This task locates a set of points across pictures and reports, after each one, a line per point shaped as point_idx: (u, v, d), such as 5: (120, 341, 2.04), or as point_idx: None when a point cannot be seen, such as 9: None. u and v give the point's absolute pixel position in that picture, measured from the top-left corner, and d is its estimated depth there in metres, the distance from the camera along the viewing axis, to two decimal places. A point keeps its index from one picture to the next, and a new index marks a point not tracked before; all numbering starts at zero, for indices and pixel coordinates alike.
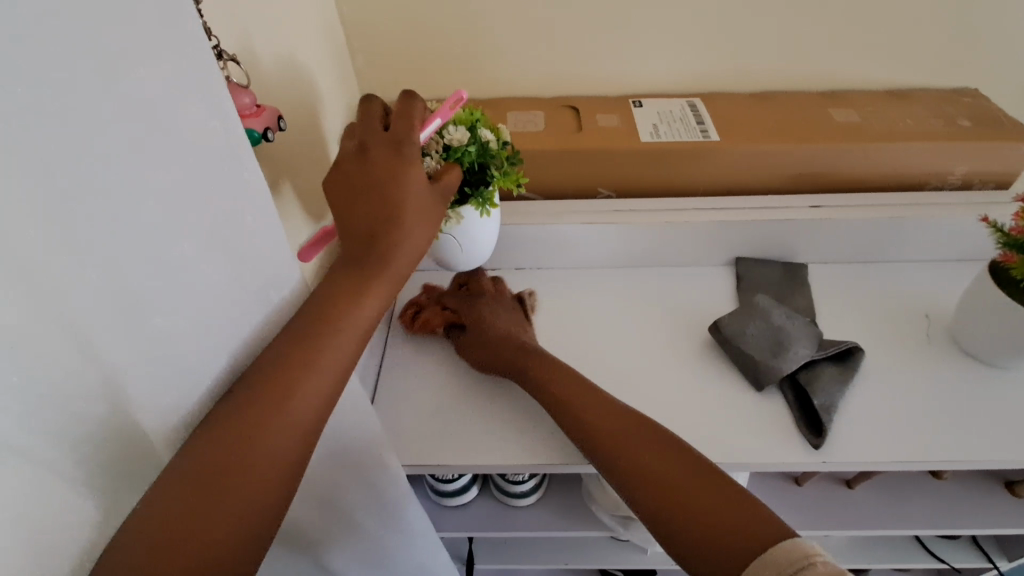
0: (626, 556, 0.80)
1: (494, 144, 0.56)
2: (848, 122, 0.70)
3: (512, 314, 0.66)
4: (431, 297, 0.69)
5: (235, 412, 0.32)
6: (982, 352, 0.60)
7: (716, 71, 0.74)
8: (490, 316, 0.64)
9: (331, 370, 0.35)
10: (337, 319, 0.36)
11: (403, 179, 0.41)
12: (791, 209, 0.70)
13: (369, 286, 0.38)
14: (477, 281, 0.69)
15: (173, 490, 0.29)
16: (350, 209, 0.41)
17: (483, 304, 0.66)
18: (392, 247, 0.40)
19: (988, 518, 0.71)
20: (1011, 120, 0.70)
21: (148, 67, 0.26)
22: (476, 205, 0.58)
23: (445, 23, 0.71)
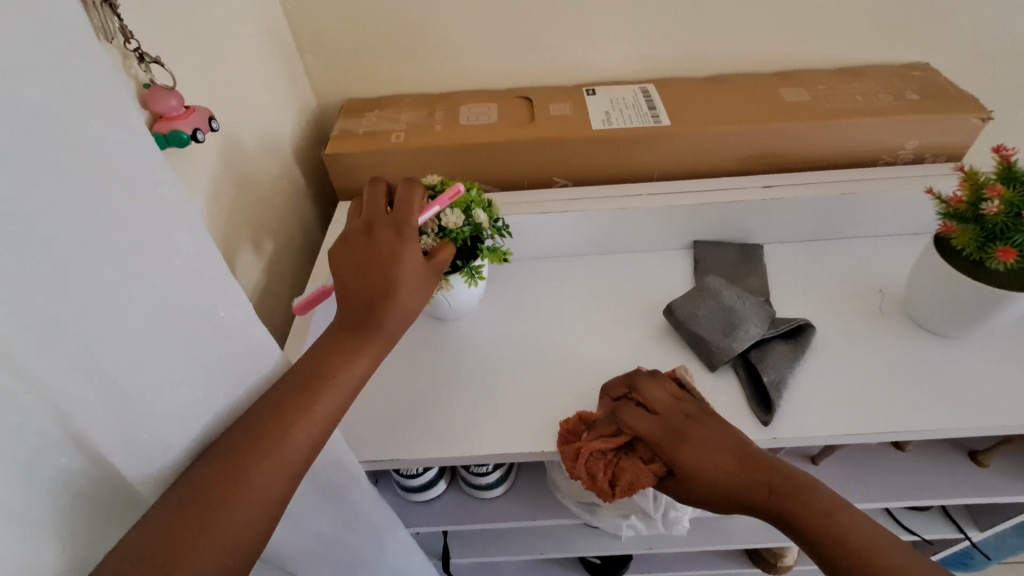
0: (599, 543, 0.81)
1: (486, 224, 0.58)
2: (797, 102, 0.71)
3: (714, 418, 0.51)
4: (609, 433, 0.54)
5: (217, 455, 0.35)
6: (931, 322, 0.61)
7: (666, 55, 0.75)
8: (700, 439, 0.49)
9: (316, 426, 0.38)
10: (328, 378, 0.40)
11: (403, 256, 0.46)
12: (743, 190, 0.71)
13: (359, 351, 0.42)
14: (646, 392, 0.54)
15: (153, 522, 0.32)
16: (353, 280, 0.45)
17: (674, 424, 0.51)
18: (383, 317, 0.43)
19: (951, 488, 0.72)
20: (959, 93, 0.70)
21: (66, 82, 0.25)
22: (465, 275, 0.59)
23: (393, 20, 0.71)
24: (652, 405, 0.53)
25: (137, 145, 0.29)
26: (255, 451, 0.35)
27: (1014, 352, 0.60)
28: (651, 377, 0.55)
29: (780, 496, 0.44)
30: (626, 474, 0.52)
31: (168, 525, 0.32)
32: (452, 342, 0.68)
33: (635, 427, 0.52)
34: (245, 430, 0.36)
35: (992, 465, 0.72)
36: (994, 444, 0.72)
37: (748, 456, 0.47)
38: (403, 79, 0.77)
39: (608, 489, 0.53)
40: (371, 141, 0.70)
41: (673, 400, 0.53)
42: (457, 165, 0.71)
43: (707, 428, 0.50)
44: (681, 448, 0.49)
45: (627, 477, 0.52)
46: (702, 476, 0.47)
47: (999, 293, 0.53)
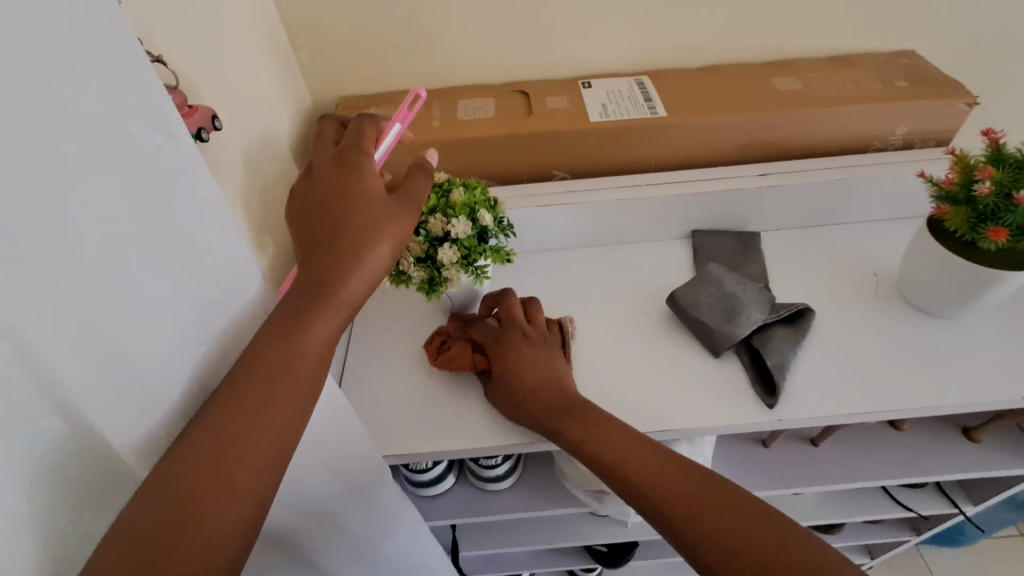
0: (606, 530, 0.82)
1: (492, 226, 0.54)
2: (790, 91, 0.72)
3: (543, 343, 0.58)
4: (456, 330, 0.63)
5: (205, 427, 0.32)
6: (926, 303, 0.62)
7: (661, 47, 0.75)
8: (519, 354, 0.57)
9: (292, 406, 0.35)
10: (291, 336, 0.36)
11: (367, 209, 0.41)
12: (740, 179, 0.71)
13: (321, 315, 0.37)
14: (506, 305, 0.61)
15: (150, 505, 0.29)
16: (317, 240, 0.41)
17: (506, 338, 0.58)
18: (344, 275, 0.39)
19: (947, 464, 0.74)
20: (947, 79, 0.72)
21: (97, 81, 0.25)
22: (471, 275, 0.55)
23: (388, 16, 0.70)
24: (503, 316, 0.60)
25: (169, 146, 0.29)
26: (245, 417, 0.33)
27: (1008, 330, 0.61)
28: (516, 298, 0.62)
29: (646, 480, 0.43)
30: (449, 356, 0.61)
31: (168, 506, 0.30)
32: None
33: (478, 330, 0.61)
34: (233, 397, 0.33)
35: (984, 440, 0.74)
36: (986, 419, 0.74)
37: (558, 383, 0.55)
38: (398, 74, 0.77)
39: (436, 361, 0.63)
40: None
41: (521, 320, 0.60)
42: (456, 158, 0.71)
43: (534, 352, 0.57)
44: (504, 356, 0.57)
45: (451, 353, 0.61)
46: (523, 377, 0.55)
47: (987, 271, 0.54)
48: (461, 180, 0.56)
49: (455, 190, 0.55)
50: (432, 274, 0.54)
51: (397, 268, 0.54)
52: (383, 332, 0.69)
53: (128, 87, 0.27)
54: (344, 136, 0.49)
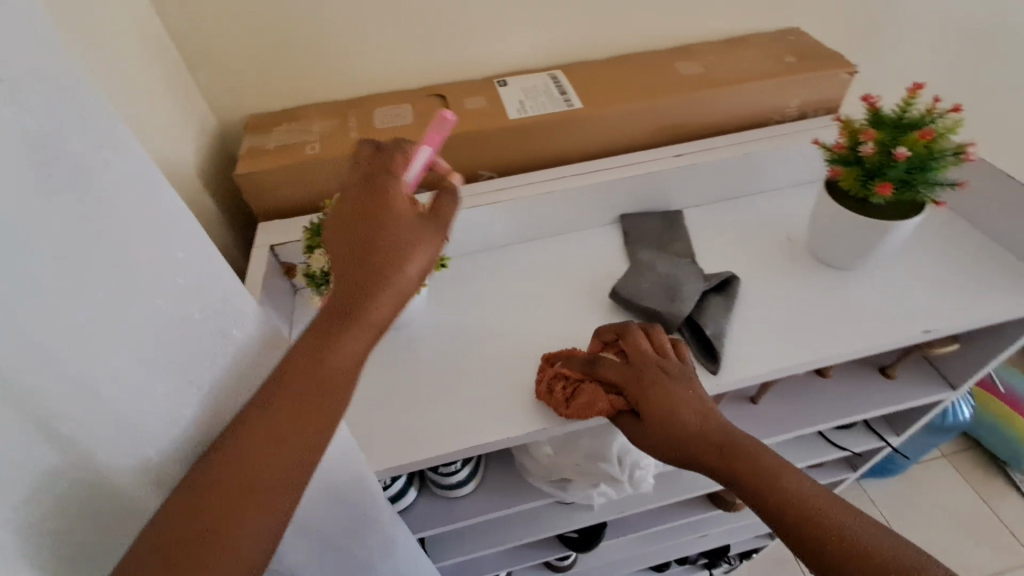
0: (572, 516, 0.84)
1: (420, 232, 0.54)
2: (693, 74, 0.76)
3: (688, 377, 0.52)
4: (584, 370, 0.57)
5: (210, 464, 0.33)
6: (833, 258, 0.67)
7: (571, 41, 0.77)
8: (665, 384, 0.51)
9: (306, 443, 0.35)
10: (312, 367, 0.36)
11: (397, 233, 0.40)
12: (657, 161, 0.74)
13: (343, 342, 0.37)
14: (634, 340, 0.56)
15: (158, 528, 0.31)
16: (346, 261, 0.40)
17: (644, 371, 0.53)
18: (367, 301, 0.38)
19: (870, 402, 0.80)
20: (829, 51, 0.78)
21: (30, 97, 0.23)
22: None
23: (290, 28, 0.67)
24: (632, 351, 0.55)
25: (109, 166, 0.27)
26: (272, 434, 0.34)
27: (907, 274, 0.67)
28: (664, 333, 0.57)
29: (826, 535, 0.39)
30: (585, 396, 0.55)
31: (194, 515, 0.31)
32: (401, 348, 0.66)
33: (610, 366, 0.55)
34: (252, 419, 0.34)
35: (898, 375, 0.81)
36: (898, 356, 0.81)
37: (711, 415, 0.48)
38: (306, 86, 0.73)
39: (564, 406, 0.57)
40: (285, 155, 0.67)
41: (654, 354, 0.54)
42: None
43: (676, 382, 0.51)
44: (647, 391, 0.51)
45: (584, 397, 0.55)
46: (664, 418, 0.49)
47: (878, 224, 0.60)
48: None
49: None
50: None
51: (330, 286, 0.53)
52: None
53: (72, 104, 0.24)
54: (379, 149, 0.46)
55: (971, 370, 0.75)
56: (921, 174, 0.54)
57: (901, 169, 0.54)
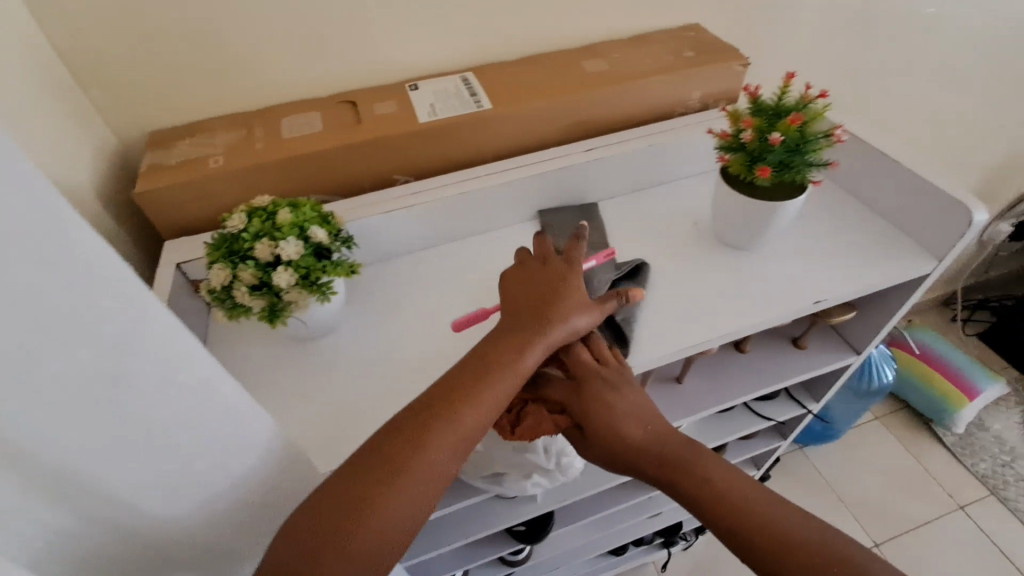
0: (516, 510, 0.85)
1: (327, 239, 0.54)
2: (599, 71, 0.78)
3: (624, 387, 0.55)
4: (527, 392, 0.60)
5: (351, 477, 0.44)
6: (735, 239, 0.71)
7: (481, 42, 0.77)
8: (603, 400, 0.54)
9: (435, 467, 0.45)
10: (479, 398, 0.48)
11: (573, 281, 0.58)
12: (569, 156, 0.76)
13: (501, 381, 0.50)
14: (572, 355, 0.58)
15: (308, 519, 0.41)
16: (524, 316, 0.55)
17: (584, 389, 0.55)
18: (524, 351, 0.52)
19: (786, 372, 0.85)
20: (724, 45, 0.83)
21: None
22: (314, 292, 0.53)
23: (187, 41, 0.66)
24: (572, 367, 0.57)
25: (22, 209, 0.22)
26: (419, 441, 0.45)
27: (805, 249, 0.72)
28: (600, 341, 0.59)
29: (761, 534, 0.45)
30: (531, 420, 0.59)
31: (356, 481, 0.43)
32: (323, 358, 0.65)
33: (552, 386, 0.58)
34: (387, 445, 0.45)
35: (809, 345, 0.87)
36: (806, 327, 0.86)
37: (646, 423, 0.53)
38: (208, 98, 0.72)
39: (514, 429, 0.60)
40: (189, 170, 0.65)
41: (591, 367, 0.57)
42: (292, 178, 0.69)
43: (613, 395, 0.55)
44: (586, 408, 0.54)
45: (529, 423, 0.59)
46: (609, 438, 0.53)
47: (767, 204, 0.64)
48: (286, 200, 0.54)
49: (279, 211, 0.53)
50: (273, 299, 0.52)
51: (234, 300, 0.52)
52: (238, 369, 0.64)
53: None
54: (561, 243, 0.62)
55: (871, 335, 0.82)
56: (797, 157, 0.58)
57: (779, 153, 0.58)
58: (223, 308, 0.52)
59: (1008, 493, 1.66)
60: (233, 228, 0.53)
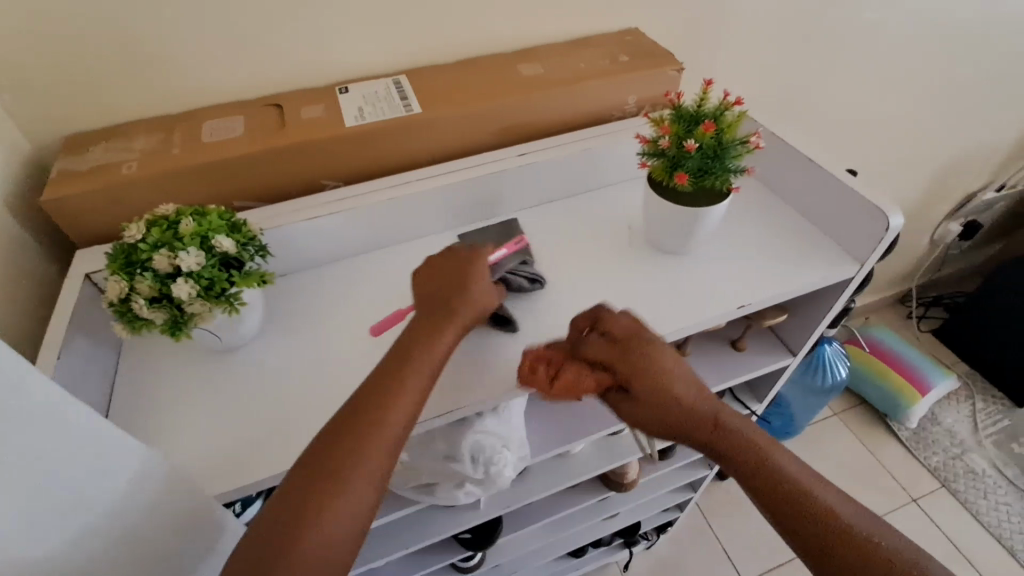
0: (459, 518, 0.84)
1: (234, 249, 0.52)
2: (533, 75, 0.78)
3: (671, 352, 0.58)
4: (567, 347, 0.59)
5: (291, 487, 0.44)
6: (667, 244, 0.71)
7: (413, 45, 0.76)
8: (660, 362, 0.56)
9: (370, 467, 0.45)
10: (387, 402, 0.47)
11: (479, 268, 0.58)
12: (502, 160, 0.76)
13: (407, 380, 0.49)
14: (615, 320, 0.59)
15: (262, 532, 0.42)
16: (426, 312, 0.55)
17: (635, 349, 0.57)
18: (428, 345, 0.52)
19: (726, 374, 0.85)
20: (660, 50, 0.83)
21: None
22: (221, 305, 0.52)
23: (97, 45, 0.62)
24: (619, 330, 0.58)
25: None
26: (346, 437, 0.45)
27: (733, 254, 0.72)
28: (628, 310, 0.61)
29: (814, 502, 0.50)
30: (572, 375, 0.56)
31: (300, 489, 0.43)
32: (243, 370, 0.63)
33: (597, 345, 0.57)
34: (320, 450, 0.45)
35: (748, 347, 0.88)
36: (744, 329, 0.87)
37: (694, 391, 0.56)
38: (123, 102, 0.67)
39: (550, 384, 0.57)
40: (98, 175, 0.63)
41: (639, 330, 0.58)
42: (212, 183, 0.67)
43: (668, 358, 0.57)
44: (643, 363, 0.56)
45: (570, 377, 0.56)
46: (660, 397, 0.55)
47: (691, 210, 0.65)
48: (190, 208, 0.53)
49: (182, 220, 0.52)
50: (174, 312, 0.50)
51: (132, 312, 0.50)
52: (152, 384, 0.62)
53: None
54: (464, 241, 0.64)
55: (804, 337, 0.83)
56: (714, 163, 0.60)
57: (696, 160, 0.60)
58: (122, 321, 0.50)
59: (959, 486, 1.70)
60: (131, 238, 0.51)
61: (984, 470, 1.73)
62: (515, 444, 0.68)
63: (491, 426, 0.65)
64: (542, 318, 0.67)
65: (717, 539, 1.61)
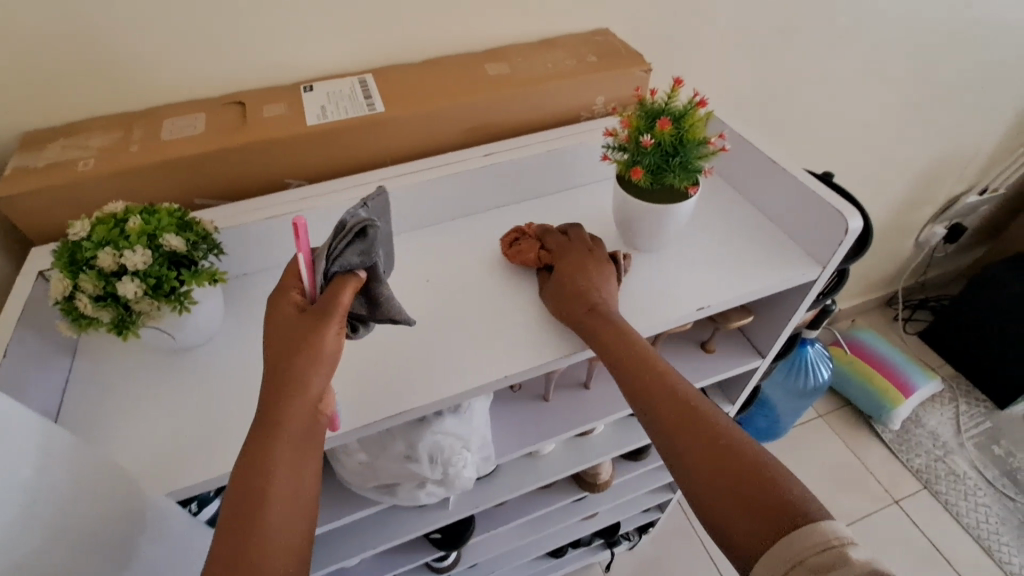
0: (426, 520, 0.84)
1: (183, 247, 0.52)
2: (499, 76, 0.78)
3: (607, 267, 0.67)
4: (537, 230, 0.72)
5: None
6: (633, 243, 0.71)
7: (378, 45, 0.76)
8: (593, 268, 0.66)
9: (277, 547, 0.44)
10: (264, 489, 0.45)
11: (290, 331, 0.50)
12: (466, 160, 0.76)
13: (275, 462, 0.46)
14: (577, 232, 0.70)
15: None
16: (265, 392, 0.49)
17: (579, 250, 0.67)
18: (281, 420, 0.47)
19: (694, 374, 0.85)
20: (629, 51, 0.83)
21: None
22: (170, 304, 0.51)
23: (52, 43, 0.61)
24: (575, 237, 0.70)
25: None
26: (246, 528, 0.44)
27: (696, 255, 0.72)
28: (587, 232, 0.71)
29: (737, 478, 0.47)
30: (523, 246, 0.70)
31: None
32: (199, 370, 0.63)
33: (552, 238, 0.70)
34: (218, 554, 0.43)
35: (717, 348, 0.88)
36: (713, 330, 0.87)
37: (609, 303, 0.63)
38: (80, 100, 0.67)
39: (509, 247, 0.71)
40: (53, 173, 0.62)
41: (588, 243, 0.69)
42: (171, 182, 0.67)
43: (594, 266, 0.66)
44: (571, 262, 0.66)
45: (523, 246, 0.70)
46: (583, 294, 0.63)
47: (650, 209, 0.64)
48: (138, 207, 0.53)
49: (130, 218, 0.52)
50: (121, 311, 0.50)
51: (77, 311, 0.50)
52: (106, 385, 0.61)
53: None
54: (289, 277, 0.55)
55: (772, 338, 0.83)
56: (671, 160, 0.61)
57: (653, 156, 0.61)
58: (68, 319, 0.50)
59: (940, 487, 1.70)
60: (76, 235, 0.51)
61: (966, 472, 1.74)
62: (475, 445, 0.68)
63: (450, 426, 0.65)
64: (500, 319, 0.67)
65: (698, 541, 1.61)
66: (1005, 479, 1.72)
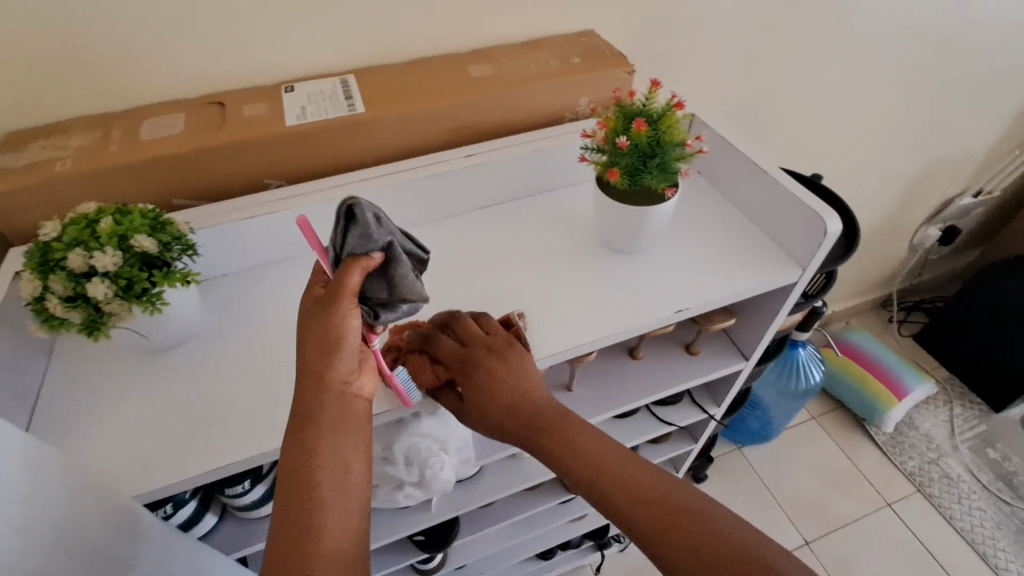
0: (408, 521, 0.84)
1: (154, 248, 0.52)
2: (482, 76, 0.78)
3: (511, 360, 0.59)
4: (414, 339, 0.60)
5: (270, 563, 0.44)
6: (614, 244, 0.71)
7: (361, 45, 0.75)
8: (496, 373, 0.57)
9: (334, 522, 0.46)
10: (311, 471, 0.47)
11: (311, 318, 0.50)
12: (449, 161, 0.76)
13: (319, 443, 0.48)
14: (472, 321, 0.61)
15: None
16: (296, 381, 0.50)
17: (472, 357, 0.58)
18: (318, 405, 0.49)
19: (678, 376, 0.85)
20: (613, 52, 0.83)
21: None
22: (141, 304, 0.51)
23: (31, 43, 0.61)
24: (471, 330, 0.60)
25: None
26: (302, 504, 0.45)
27: (677, 257, 0.72)
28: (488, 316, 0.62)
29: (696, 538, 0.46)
30: (411, 363, 0.59)
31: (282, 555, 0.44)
32: (178, 371, 0.63)
33: (444, 345, 0.59)
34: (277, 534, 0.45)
35: (702, 350, 0.88)
36: (698, 332, 0.87)
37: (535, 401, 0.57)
38: (60, 100, 0.66)
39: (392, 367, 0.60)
40: (32, 173, 0.62)
41: (484, 333, 0.60)
42: (150, 182, 0.67)
43: (499, 363, 0.58)
44: (476, 371, 0.57)
45: (410, 365, 0.58)
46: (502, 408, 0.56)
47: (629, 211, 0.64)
48: (111, 208, 0.53)
49: (101, 218, 0.52)
50: (92, 311, 0.50)
51: (47, 311, 0.49)
52: (84, 386, 0.61)
53: None
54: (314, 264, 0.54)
55: (755, 340, 0.83)
56: (648, 162, 0.61)
57: (631, 157, 0.61)
58: (39, 320, 0.50)
59: (933, 490, 1.70)
60: (47, 236, 0.51)
61: (959, 475, 1.73)
62: (454, 447, 0.68)
63: (428, 427, 0.66)
64: None
65: None
66: (999, 482, 1.71)
